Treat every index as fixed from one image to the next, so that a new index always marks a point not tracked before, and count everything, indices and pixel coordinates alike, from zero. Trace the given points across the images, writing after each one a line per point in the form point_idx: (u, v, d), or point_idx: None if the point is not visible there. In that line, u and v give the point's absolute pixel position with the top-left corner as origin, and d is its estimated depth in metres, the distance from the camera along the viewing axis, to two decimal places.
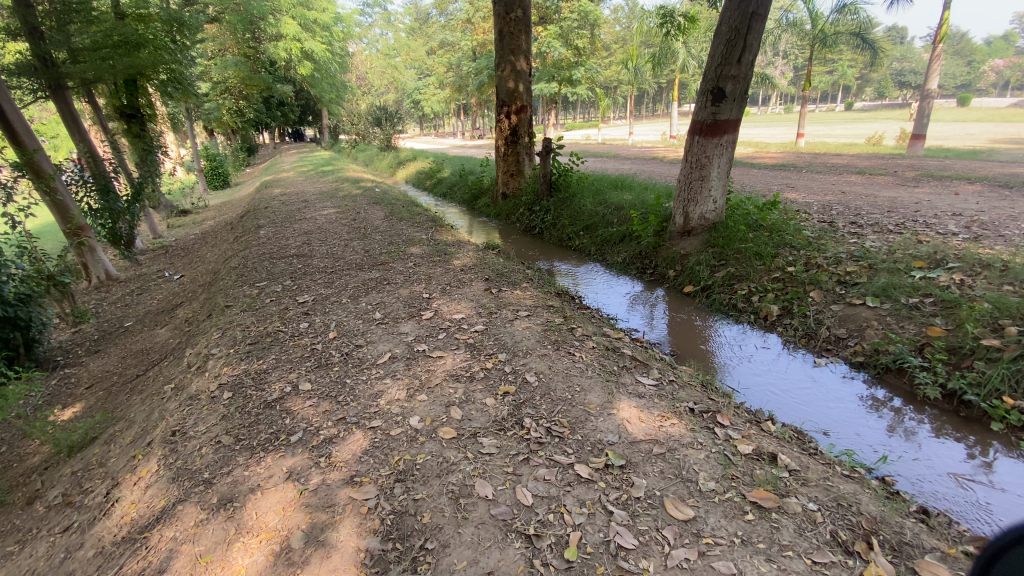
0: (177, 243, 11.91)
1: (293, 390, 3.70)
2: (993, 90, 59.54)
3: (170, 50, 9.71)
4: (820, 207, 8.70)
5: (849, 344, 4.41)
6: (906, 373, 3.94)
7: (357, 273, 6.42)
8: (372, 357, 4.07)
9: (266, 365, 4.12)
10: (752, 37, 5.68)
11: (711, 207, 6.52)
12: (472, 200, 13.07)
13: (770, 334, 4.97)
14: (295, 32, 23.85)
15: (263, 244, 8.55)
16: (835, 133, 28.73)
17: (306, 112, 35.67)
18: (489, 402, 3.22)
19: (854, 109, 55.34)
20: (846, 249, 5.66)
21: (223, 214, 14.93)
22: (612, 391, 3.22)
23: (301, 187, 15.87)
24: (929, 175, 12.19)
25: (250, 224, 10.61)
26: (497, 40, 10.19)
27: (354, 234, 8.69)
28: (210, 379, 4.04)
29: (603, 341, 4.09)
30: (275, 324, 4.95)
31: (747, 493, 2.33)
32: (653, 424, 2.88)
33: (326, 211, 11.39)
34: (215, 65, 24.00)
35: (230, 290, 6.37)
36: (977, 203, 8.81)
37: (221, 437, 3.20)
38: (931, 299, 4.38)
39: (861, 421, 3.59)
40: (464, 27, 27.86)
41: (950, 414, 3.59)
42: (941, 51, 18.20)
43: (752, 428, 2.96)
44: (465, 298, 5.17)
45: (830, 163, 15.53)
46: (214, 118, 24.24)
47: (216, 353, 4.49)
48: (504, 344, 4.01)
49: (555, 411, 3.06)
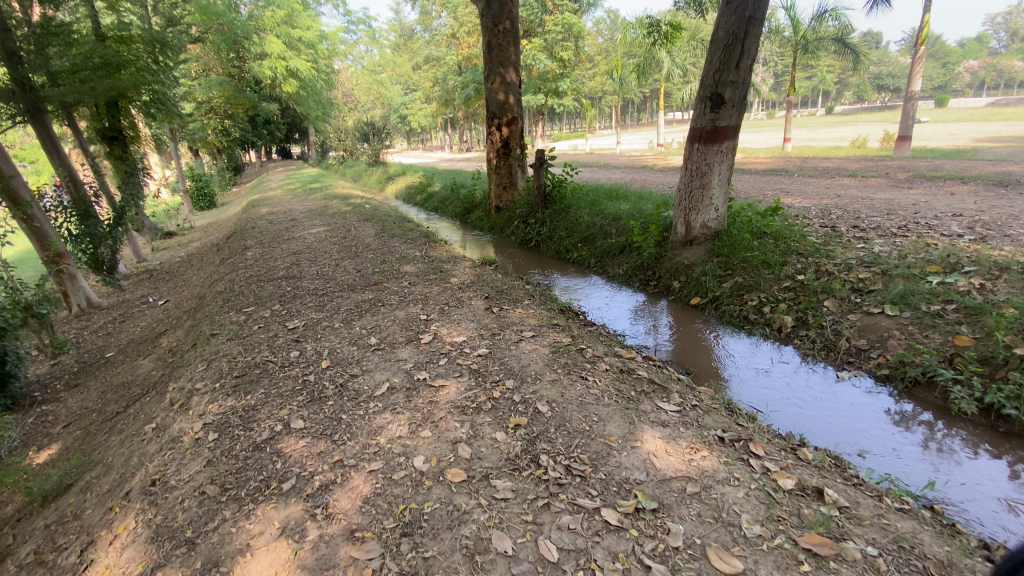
0: (162, 266, 11.54)
1: (284, 428, 3.40)
2: (968, 91, 60.91)
3: (152, 70, 9.40)
4: (818, 211, 8.59)
5: (871, 356, 4.21)
6: (937, 386, 3.74)
7: (349, 295, 6.14)
8: (370, 388, 3.78)
9: (255, 401, 3.82)
10: (750, 41, 5.55)
11: (713, 215, 6.36)
12: (464, 214, 12.84)
13: (785, 347, 4.76)
14: (280, 50, 23.69)
15: (251, 266, 8.23)
16: (820, 137, 29.10)
17: (293, 130, 35.47)
18: (499, 437, 2.96)
19: (834, 113, 56.31)
20: (856, 255, 5.50)
21: (208, 235, 14.57)
22: (632, 421, 2.98)
23: (288, 205, 15.57)
24: (920, 176, 12.22)
25: (237, 245, 10.29)
26: (485, 53, 10.06)
27: (345, 253, 8.41)
28: (194, 418, 3.72)
29: (615, 362, 3.85)
30: (264, 353, 4.65)
31: (798, 538, 2.09)
32: (682, 457, 2.64)
33: (315, 229, 11.10)
34: (199, 84, 23.72)
35: (215, 316, 6.05)
36: (975, 203, 8.75)
37: (205, 487, 2.90)
38: (953, 306, 4.21)
39: (894, 439, 3.38)
40: (449, 42, 27.90)
41: (989, 430, 3.38)
42: (922, 54, 18.45)
43: (788, 458, 2.73)
44: (465, 319, 4.91)
45: (821, 166, 15.55)
46: (199, 138, 23.92)
47: (200, 389, 4.17)
48: (510, 369, 3.75)
49: (573, 446, 2.80)
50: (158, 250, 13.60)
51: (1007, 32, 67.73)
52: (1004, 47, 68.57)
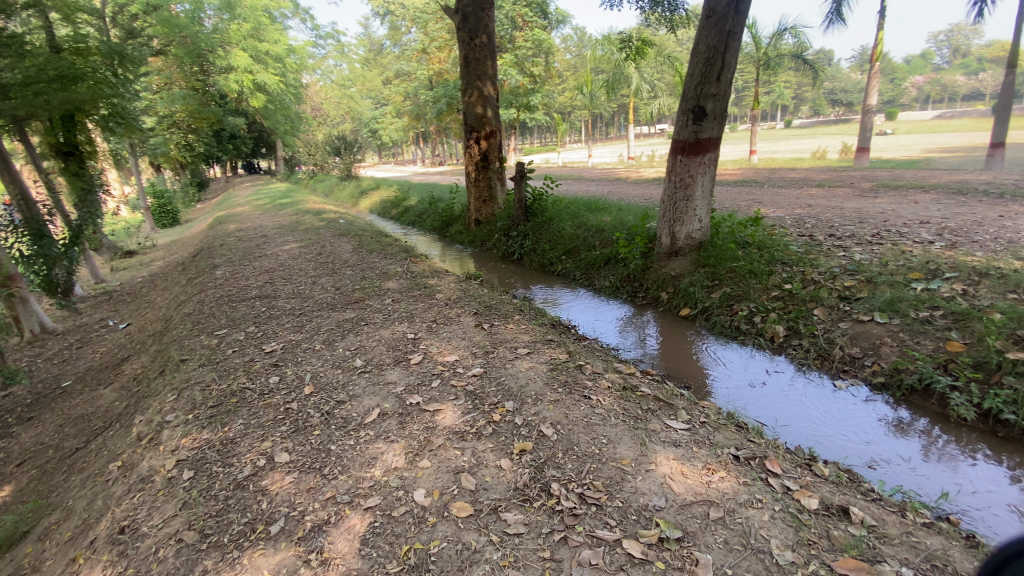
0: (123, 287, 10.95)
1: (268, 463, 3.14)
2: (915, 105, 64.42)
3: (112, 83, 9.01)
4: (794, 221, 8.76)
5: (865, 363, 4.23)
6: (933, 393, 3.76)
7: (329, 314, 5.88)
8: (359, 415, 3.56)
9: (234, 433, 3.55)
10: (730, 55, 5.61)
11: (698, 226, 6.38)
12: (442, 228, 12.66)
13: (779, 358, 4.74)
14: (247, 64, 23.17)
15: (221, 285, 7.84)
16: (782, 149, 30.14)
17: (259, 144, 34.70)
18: (504, 465, 2.79)
19: (793, 127, 58.70)
20: (839, 263, 5.57)
21: (173, 254, 13.93)
22: (643, 441, 2.86)
23: (258, 221, 15.08)
24: (882, 185, 12.69)
25: (205, 264, 9.84)
26: (462, 66, 10.00)
27: (321, 270, 8.12)
28: (165, 455, 3.42)
29: (617, 378, 3.74)
30: (240, 380, 4.35)
31: (833, 563, 1.98)
32: (699, 480, 2.53)
33: (288, 245, 10.73)
34: (160, 98, 22.95)
35: (184, 340, 5.69)
36: (939, 210, 9.09)
37: (182, 534, 2.62)
38: (940, 311, 4.26)
39: (896, 448, 3.36)
40: (419, 56, 27.85)
41: (988, 435, 3.39)
42: (876, 70, 19.33)
43: (806, 475, 2.66)
44: (455, 337, 4.73)
45: (788, 177, 16.01)
46: (161, 153, 23.07)
47: (171, 421, 3.85)
48: (509, 390, 3.58)
49: (584, 471, 2.66)
50: (118, 270, 12.92)
51: (948, 49, 72.08)
52: (945, 63, 73.04)
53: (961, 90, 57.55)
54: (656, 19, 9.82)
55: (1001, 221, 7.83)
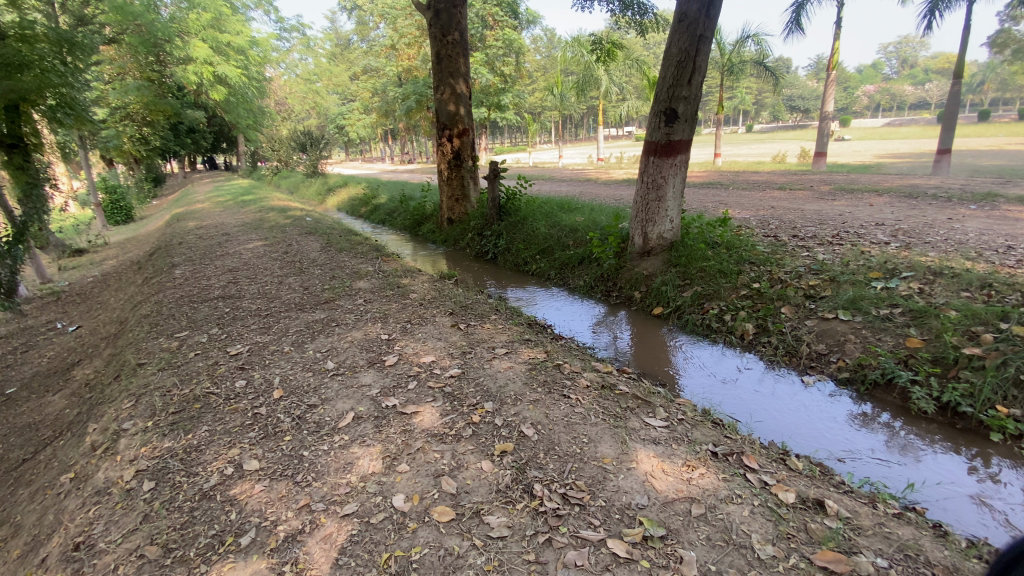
0: (73, 288, 10.32)
1: (236, 472, 3.00)
2: (866, 112, 67.68)
3: (61, 73, 8.60)
4: (759, 222, 9.04)
5: (831, 360, 4.38)
6: (895, 388, 3.92)
7: (298, 314, 5.70)
8: (332, 419, 3.44)
9: (198, 440, 3.38)
10: (701, 59, 5.71)
11: (669, 226, 6.49)
12: (414, 227, 12.48)
13: (748, 355, 4.86)
14: (207, 55, 22.29)
15: (180, 285, 7.49)
16: (744, 153, 31.16)
17: (220, 138, 33.46)
18: (485, 467, 2.75)
19: (754, 131, 60.69)
20: (803, 263, 5.77)
21: (127, 252, 13.26)
22: (624, 440, 2.87)
23: (219, 218, 14.51)
24: (839, 189, 13.24)
25: (162, 263, 9.38)
26: (434, 63, 9.88)
27: (289, 269, 7.86)
28: (123, 465, 3.23)
29: (595, 377, 3.75)
30: (203, 385, 4.14)
31: (812, 556, 2.02)
32: (680, 477, 2.56)
33: (252, 243, 10.36)
34: (113, 88, 21.84)
35: (141, 343, 5.40)
36: (892, 213, 9.53)
37: (144, 549, 2.47)
38: (899, 309, 4.46)
39: (861, 440, 3.50)
40: (388, 53, 27.41)
41: (948, 427, 3.56)
42: (833, 78, 20.18)
43: (781, 469, 2.73)
44: (431, 338, 4.66)
45: (751, 180, 16.52)
46: (113, 146, 21.92)
47: (129, 429, 3.64)
48: (488, 391, 3.54)
49: (566, 471, 2.65)
50: (66, 269, 12.20)
51: (897, 59, 76.00)
52: (894, 73, 77.01)
53: (908, 99, 60.86)
54: (626, 22, 9.95)
55: (949, 224, 8.28)
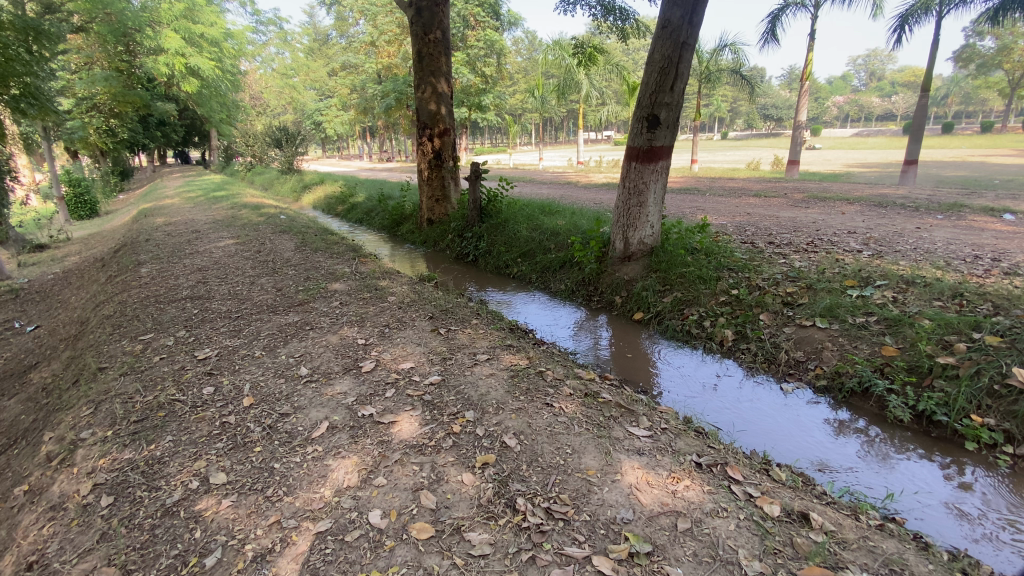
0: (32, 285, 9.82)
1: (202, 486, 2.84)
2: (836, 122, 69.75)
3: (23, 62, 8.51)
4: (736, 228, 9.16)
5: (809, 367, 4.42)
6: (872, 396, 3.98)
7: (270, 317, 5.50)
8: (305, 429, 3.30)
9: (162, 451, 3.20)
10: (683, 66, 5.73)
11: (649, 232, 6.50)
12: (393, 227, 12.28)
13: (728, 361, 4.88)
14: (179, 46, 21.70)
15: (146, 285, 7.17)
16: (720, 159, 31.78)
17: (191, 132, 32.47)
18: (466, 480, 2.65)
19: (729, 138, 61.93)
20: (780, 270, 5.84)
21: (91, 248, 12.70)
22: (608, 450, 2.82)
23: (189, 215, 14.02)
24: (813, 197, 13.54)
25: (128, 261, 8.99)
26: (415, 61, 9.72)
27: (262, 269, 7.61)
28: (80, 478, 3.04)
29: (578, 385, 3.68)
30: (169, 392, 3.94)
31: (799, 572, 2.00)
32: (666, 489, 2.51)
33: (223, 241, 10.01)
34: (79, 78, 20.99)
35: (102, 346, 5.13)
36: (863, 221, 9.77)
37: (100, 571, 2.30)
38: (874, 317, 4.54)
39: (838, 448, 3.54)
40: (367, 50, 27.02)
41: (923, 435, 3.63)
42: (806, 89, 20.68)
43: (765, 480, 2.71)
44: (410, 343, 4.54)
45: (728, 186, 16.80)
46: (78, 138, 21.03)
47: (88, 439, 3.43)
48: (469, 400, 3.45)
49: (549, 484, 2.58)
50: (25, 265, 11.62)
51: (866, 72, 78.64)
52: (863, 85, 79.66)
53: (876, 110, 63.04)
54: (607, 28, 9.96)
55: (917, 233, 8.53)
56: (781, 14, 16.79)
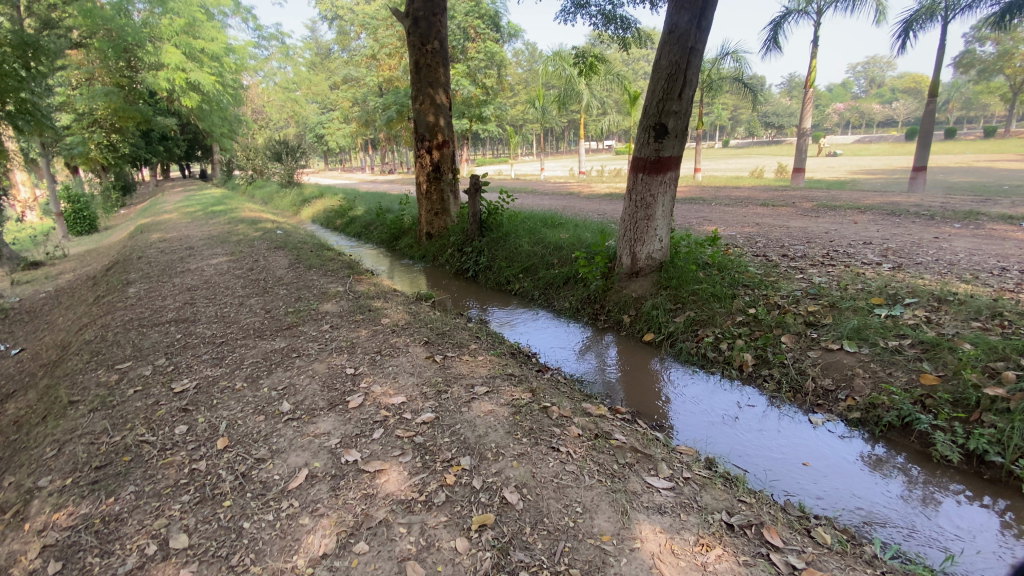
0: (22, 304, 9.53)
1: (160, 551, 2.47)
2: (838, 129, 69.62)
3: (19, 77, 8.28)
4: (746, 240, 8.84)
5: (839, 397, 4.04)
6: (913, 431, 3.61)
7: (255, 343, 5.16)
8: (282, 479, 2.94)
9: (121, 505, 2.83)
10: (692, 72, 5.40)
11: (658, 246, 6.15)
12: (391, 241, 12.00)
13: (748, 388, 4.51)
14: (179, 61, 21.34)
15: (131, 306, 6.85)
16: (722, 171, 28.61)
17: (193, 146, 32.50)
18: (460, 547, 2.29)
19: (730, 147, 61.85)
20: (800, 286, 5.48)
21: (86, 265, 12.43)
22: (624, 509, 2.45)
23: (185, 230, 13.75)
24: (822, 205, 13.17)
25: (117, 280, 8.69)
26: (413, 72, 9.46)
27: (252, 289, 7.29)
28: (29, 537, 2.66)
29: (588, 424, 3.32)
30: (137, 432, 3.58)
31: None
32: (695, 562, 2.14)
33: (216, 258, 9.73)
34: (79, 94, 20.90)
35: (76, 376, 4.77)
36: (877, 231, 9.43)
37: None
38: (909, 341, 4.16)
39: (879, 492, 3.15)
40: (368, 63, 27.05)
41: (972, 476, 3.24)
42: (810, 96, 20.35)
43: (809, 546, 2.33)
44: (403, 373, 4.17)
45: (734, 195, 16.47)
46: (78, 153, 20.95)
47: (44, 488, 3.06)
48: (465, 443, 3.09)
49: (557, 553, 2.21)
50: (18, 283, 11.33)
51: (866, 79, 78.81)
52: (863, 92, 79.76)
53: (877, 117, 62.84)
54: (608, 38, 9.71)
55: (936, 243, 8.17)
56: (783, 22, 16.62)
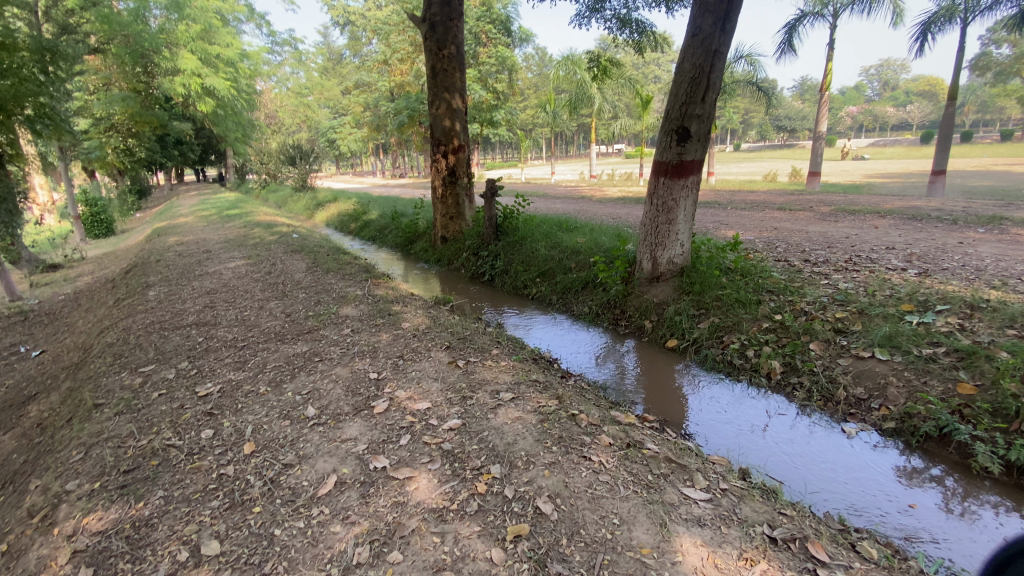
0: (42, 306, 9.66)
1: (191, 558, 2.45)
2: (851, 132, 68.97)
3: (38, 81, 8.42)
4: (765, 245, 8.72)
5: (873, 406, 3.95)
6: (951, 442, 3.52)
7: (277, 347, 5.17)
8: (311, 485, 2.92)
9: (152, 509, 2.83)
10: (716, 75, 5.34)
11: (679, 251, 6.08)
12: (406, 245, 12.02)
13: (776, 396, 4.43)
14: (195, 67, 21.60)
15: (152, 309, 6.91)
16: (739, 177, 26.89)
17: (208, 150, 32.91)
18: (495, 558, 2.25)
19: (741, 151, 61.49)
20: (825, 292, 5.39)
21: (104, 268, 12.58)
22: (662, 522, 2.40)
23: (201, 234, 13.89)
24: (840, 210, 12.98)
25: (136, 282, 8.78)
26: (429, 77, 9.48)
27: (271, 292, 7.33)
28: (59, 542, 2.65)
29: (618, 433, 3.27)
30: (164, 436, 3.58)
31: None
32: None
33: (233, 262, 9.79)
34: (97, 99, 21.26)
35: (100, 379, 4.80)
36: (900, 236, 9.26)
37: None
38: (943, 349, 4.06)
39: (918, 504, 3.07)
40: (380, 68, 27.25)
41: (1014, 488, 3.14)
42: (825, 99, 20.12)
43: (854, 560, 2.26)
44: (426, 378, 4.15)
45: (749, 200, 16.30)
46: (95, 157, 21.29)
47: (73, 491, 3.07)
48: (495, 450, 3.06)
49: (597, 566, 2.16)
50: (38, 286, 11.48)
51: (879, 82, 78.05)
52: (877, 95, 78.91)
53: (890, 120, 62.02)
54: (622, 42, 9.68)
55: (961, 248, 7.99)
56: (798, 24, 16.49)
